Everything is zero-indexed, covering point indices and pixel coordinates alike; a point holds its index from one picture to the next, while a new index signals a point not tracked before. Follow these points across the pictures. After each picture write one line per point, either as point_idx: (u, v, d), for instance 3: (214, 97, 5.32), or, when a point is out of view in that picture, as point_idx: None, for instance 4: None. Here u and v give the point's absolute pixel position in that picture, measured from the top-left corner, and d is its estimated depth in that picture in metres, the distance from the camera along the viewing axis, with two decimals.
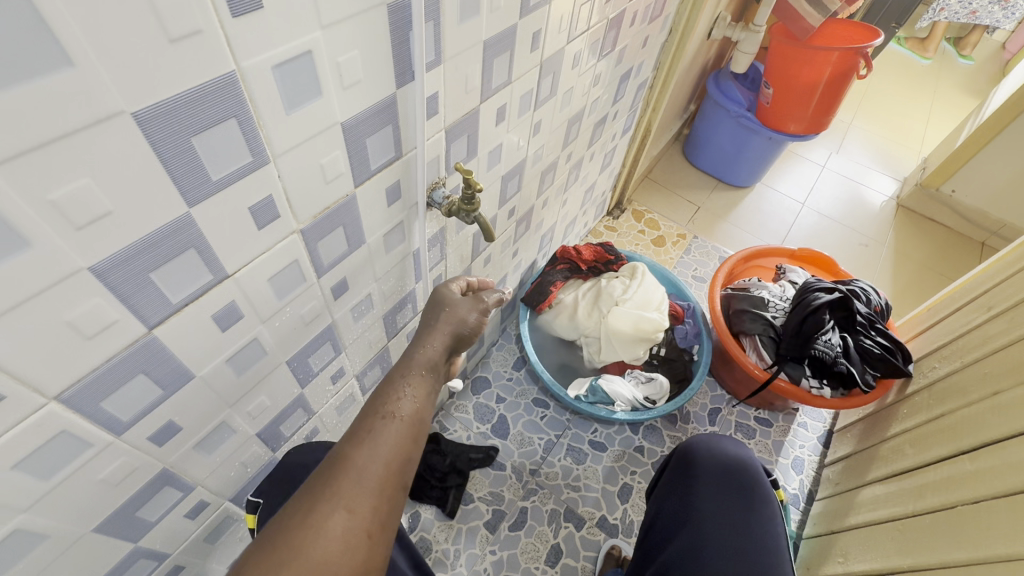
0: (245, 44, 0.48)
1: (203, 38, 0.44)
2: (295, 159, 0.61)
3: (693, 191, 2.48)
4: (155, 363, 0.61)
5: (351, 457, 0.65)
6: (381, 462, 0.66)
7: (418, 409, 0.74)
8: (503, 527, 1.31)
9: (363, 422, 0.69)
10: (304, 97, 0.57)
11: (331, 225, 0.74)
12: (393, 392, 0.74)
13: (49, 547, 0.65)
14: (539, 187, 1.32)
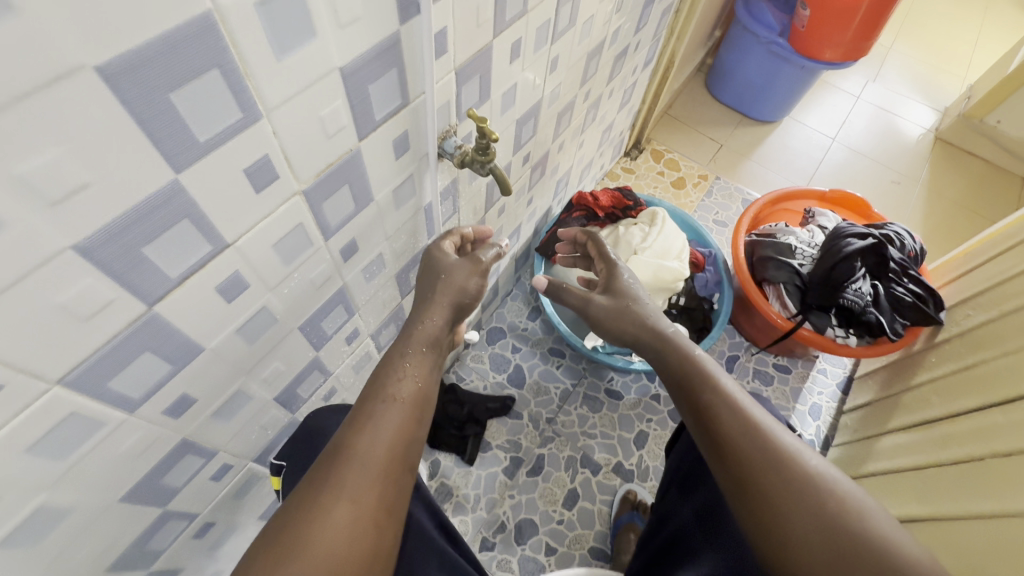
0: (227, 13, 0.55)
1: (179, 13, 0.51)
2: (295, 109, 0.70)
3: (713, 127, 2.39)
4: (161, 343, 0.76)
5: (350, 451, 0.85)
6: (380, 446, 0.87)
7: (413, 390, 0.95)
8: (521, 473, 1.73)
9: (367, 405, 0.90)
10: (286, 41, 0.62)
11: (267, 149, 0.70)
12: (394, 376, 0.95)
13: (75, 522, 0.84)
14: (555, 131, 1.30)
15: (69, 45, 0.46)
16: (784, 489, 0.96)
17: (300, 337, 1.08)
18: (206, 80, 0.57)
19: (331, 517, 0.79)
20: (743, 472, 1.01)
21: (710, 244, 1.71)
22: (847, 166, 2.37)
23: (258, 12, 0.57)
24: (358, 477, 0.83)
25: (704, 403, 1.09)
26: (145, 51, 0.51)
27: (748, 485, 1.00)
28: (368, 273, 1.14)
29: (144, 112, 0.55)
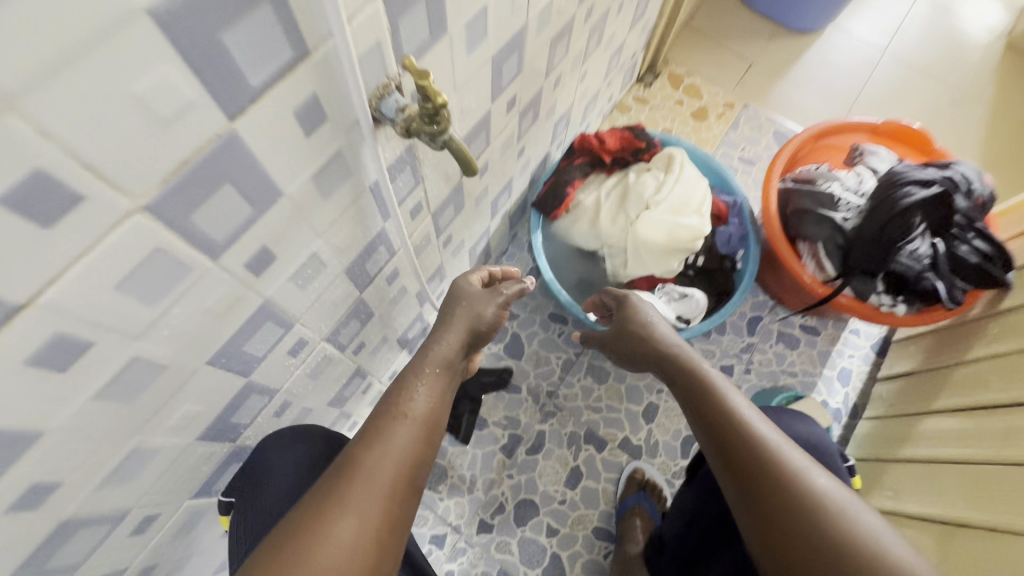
0: (200, 23, 0.27)
1: (200, 105, 0.29)
2: (67, 101, 0.23)
3: (743, 40, 1.57)
4: (67, 544, 0.43)
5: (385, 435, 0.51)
6: (391, 465, 0.49)
7: (429, 415, 0.54)
8: (519, 452, 1.09)
9: (371, 420, 0.52)
10: (234, 71, 0.30)
11: (218, 182, 0.34)
12: (400, 388, 0.56)
13: None
14: (551, 60, 0.79)
15: (45, 101, 0.23)
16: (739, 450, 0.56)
17: (210, 381, 0.47)
18: (92, 202, 0.27)
19: (386, 439, 0.50)
20: (722, 440, 0.58)
21: (738, 184, 1.13)
22: (903, 82, 1.57)
23: (221, 40, 0.28)
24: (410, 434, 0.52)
25: (685, 363, 0.67)
26: (114, 106, 0.25)
27: (736, 458, 0.56)
28: (300, 283, 0.51)
29: (184, 192, 0.32)
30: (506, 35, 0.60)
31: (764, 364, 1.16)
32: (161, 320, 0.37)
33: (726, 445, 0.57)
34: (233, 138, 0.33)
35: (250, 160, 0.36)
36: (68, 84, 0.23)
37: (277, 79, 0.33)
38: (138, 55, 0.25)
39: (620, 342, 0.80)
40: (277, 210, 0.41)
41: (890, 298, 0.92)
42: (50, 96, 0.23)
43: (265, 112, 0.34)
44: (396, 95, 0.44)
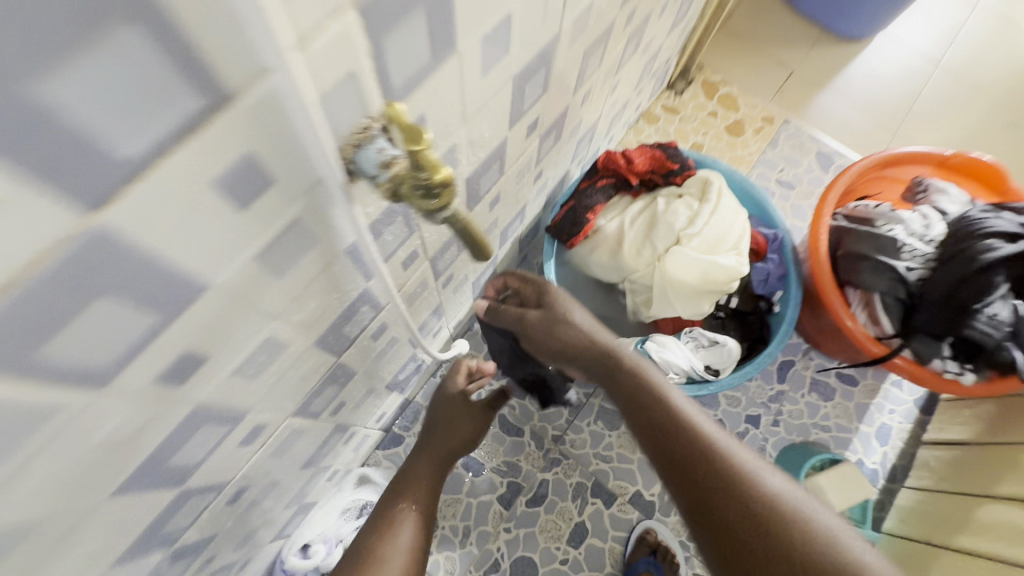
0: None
1: (11, 202, 0.17)
2: None
3: (781, 44, 1.40)
4: None
5: (393, 525, 0.63)
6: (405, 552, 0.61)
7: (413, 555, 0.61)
8: (519, 503, 0.99)
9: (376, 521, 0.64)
10: (75, 140, 0.17)
11: (73, 302, 0.21)
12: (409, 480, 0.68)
13: None
14: (580, 75, 0.66)
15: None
16: (702, 472, 0.46)
17: (131, 504, 0.36)
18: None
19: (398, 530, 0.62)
20: (677, 475, 0.47)
21: (777, 215, 1.01)
22: (956, 101, 1.39)
23: (32, 96, 0.15)
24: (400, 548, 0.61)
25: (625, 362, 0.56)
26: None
27: (691, 480, 0.46)
28: (254, 372, 0.39)
29: (22, 325, 0.20)
30: (531, 52, 0.47)
31: (795, 415, 1.05)
32: (13, 481, 0.25)
33: (646, 402, 0.52)
34: (99, 235, 0.20)
35: (156, 258, 0.24)
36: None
37: (170, 144, 0.20)
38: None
39: (530, 320, 0.62)
40: (202, 305, 0.29)
41: (956, 364, 0.79)
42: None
43: (162, 192, 0.22)
44: (380, 143, 0.31)
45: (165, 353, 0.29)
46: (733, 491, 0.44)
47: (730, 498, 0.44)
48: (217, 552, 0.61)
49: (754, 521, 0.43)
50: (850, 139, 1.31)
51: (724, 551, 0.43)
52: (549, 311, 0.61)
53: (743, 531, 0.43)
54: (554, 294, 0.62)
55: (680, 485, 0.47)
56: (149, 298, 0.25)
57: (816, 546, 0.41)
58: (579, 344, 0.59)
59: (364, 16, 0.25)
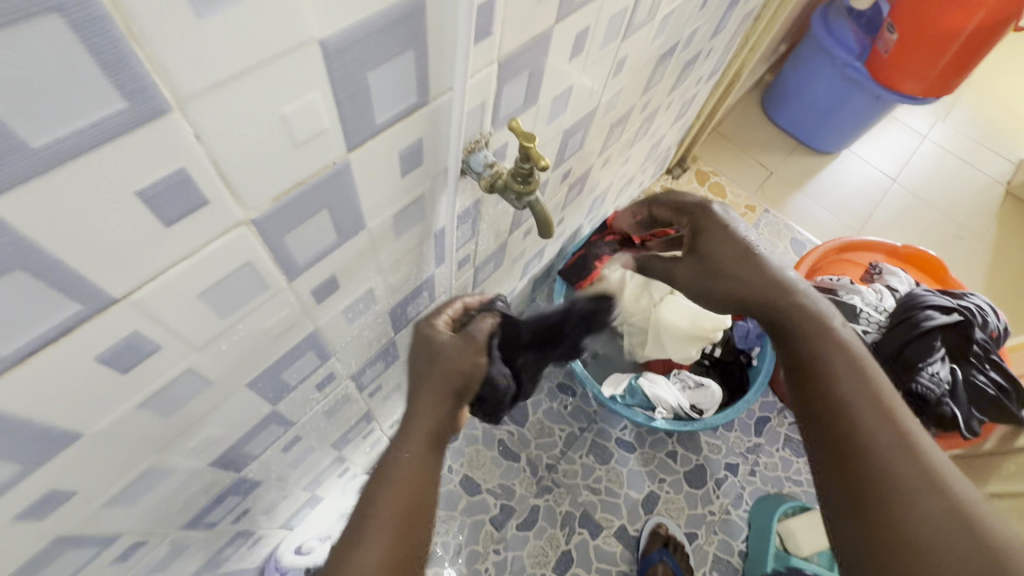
0: (356, 60, 0.28)
1: (330, 134, 0.30)
2: (242, 121, 0.25)
3: (763, 149, 1.65)
4: (64, 559, 0.39)
5: (378, 506, 0.42)
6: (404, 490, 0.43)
7: (410, 511, 0.42)
8: (510, 526, 1.03)
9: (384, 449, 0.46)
10: (368, 106, 0.31)
11: (315, 209, 0.34)
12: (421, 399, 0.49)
13: None
14: (604, 144, 0.83)
15: (205, 108, 0.23)
16: (861, 432, 0.46)
17: (249, 401, 0.45)
18: (210, 207, 0.27)
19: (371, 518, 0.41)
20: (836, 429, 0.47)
21: None
22: (912, 212, 1.62)
23: (366, 79, 0.30)
24: (382, 534, 0.40)
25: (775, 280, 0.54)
26: (268, 124, 0.26)
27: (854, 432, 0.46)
28: (352, 314, 0.50)
29: (294, 211, 0.33)
30: (577, 116, 0.63)
31: (771, 467, 1.13)
32: (224, 334, 0.36)
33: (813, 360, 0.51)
34: (347, 167, 0.33)
35: (358, 193, 0.37)
36: (235, 88, 0.23)
37: (395, 120, 0.34)
38: (296, 82, 0.26)
39: (681, 267, 0.58)
40: (356, 241, 0.41)
41: None
42: (227, 98, 0.23)
43: (379, 148, 0.35)
44: (485, 151, 0.45)
45: (327, 269, 0.40)
46: (905, 456, 0.44)
47: (898, 457, 0.44)
48: (249, 509, 0.67)
49: (911, 481, 0.42)
50: (820, 232, 1.50)
51: (855, 506, 0.44)
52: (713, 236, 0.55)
53: (908, 492, 0.42)
54: (716, 222, 0.55)
55: (835, 442, 0.47)
56: (342, 220, 0.38)
57: (965, 508, 0.41)
58: (752, 281, 0.54)
59: (499, 66, 0.40)
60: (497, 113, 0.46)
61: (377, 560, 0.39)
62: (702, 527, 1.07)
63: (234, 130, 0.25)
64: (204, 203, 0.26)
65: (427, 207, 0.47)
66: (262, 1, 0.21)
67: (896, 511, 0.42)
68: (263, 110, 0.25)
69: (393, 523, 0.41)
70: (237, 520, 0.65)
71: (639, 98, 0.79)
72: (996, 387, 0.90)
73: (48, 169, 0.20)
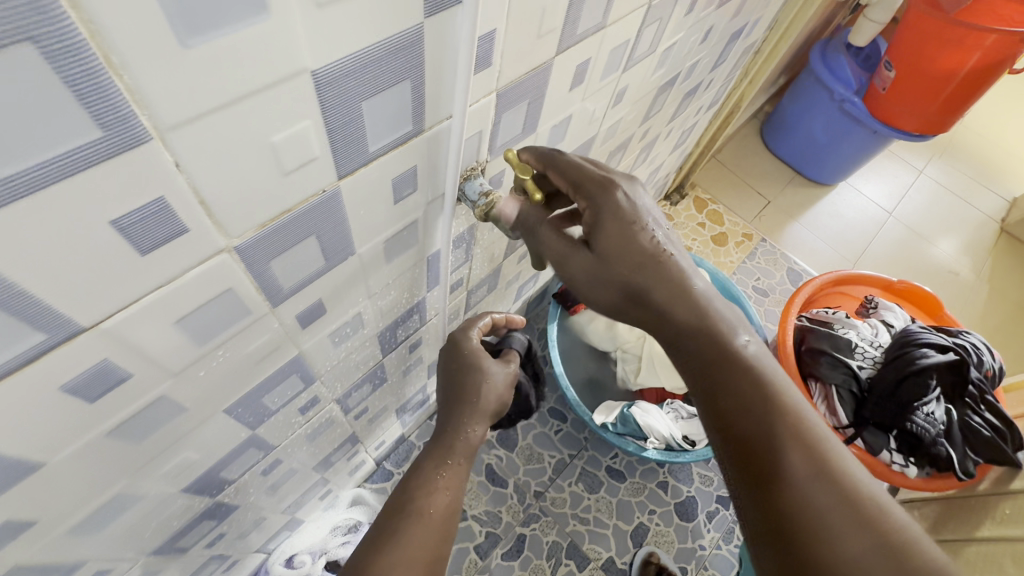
0: (351, 90, 0.28)
1: (321, 162, 0.29)
2: (226, 150, 0.24)
3: (761, 178, 1.66)
4: None
5: (428, 507, 0.45)
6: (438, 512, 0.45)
7: (451, 516, 0.46)
8: (495, 555, 1.00)
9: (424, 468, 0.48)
10: (362, 134, 0.31)
11: (303, 235, 0.33)
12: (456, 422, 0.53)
13: None
14: None
15: (189, 136, 0.22)
16: (776, 455, 0.40)
17: (228, 425, 0.44)
18: (191, 234, 0.26)
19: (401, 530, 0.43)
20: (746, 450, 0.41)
21: (752, 313, 1.16)
22: (907, 246, 1.63)
23: (361, 108, 0.29)
24: (429, 531, 0.44)
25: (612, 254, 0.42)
26: (256, 152, 0.25)
27: (768, 454, 0.40)
28: (339, 338, 0.49)
29: (280, 238, 0.32)
30: (576, 145, 0.63)
31: None
32: (202, 360, 0.34)
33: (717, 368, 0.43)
34: (337, 194, 0.33)
35: (348, 218, 0.36)
36: (221, 117, 0.23)
37: (390, 148, 0.34)
38: (286, 111, 0.25)
39: (575, 256, 0.44)
40: (344, 266, 0.40)
41: (902, 457, 0.90)
42: (212, 127, 0.23)
43: (371, 176, 0.34)
44: (480, 179, 0.45)
45: (314, 293, 0.39)
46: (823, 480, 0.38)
47: (817, 483, 0.38)
48: (227, 535, 0.65)
49: (829, 513, 0.37)
50: (816, 263, 1.51)
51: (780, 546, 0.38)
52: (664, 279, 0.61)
53: (832, 528, 0.37)
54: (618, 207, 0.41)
55: (742, 466, 0.41)
56: (331, 245, 0.37)
57: (892, 539, 0.36)
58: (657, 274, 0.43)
59: (498, 96, 0.40)
60: (495, 142, 0.46)
61: (426, 556, 0.42)
62: (691, 562, 1.04)
63: (219, 158, 0.24)
64: (184, 230, 0.26)
65: (420, 232, 0.46)
66: (252, 32, 0.21)
67: (815, 547, 0.37)
68: (250, 139, 0.25)
69: (437, 524, 0.45)
70: (212, 546, 0.62)
71: (638, 127, 0.79)
72: (992, 429, 0.89)
73: (16, 197, 0.19)
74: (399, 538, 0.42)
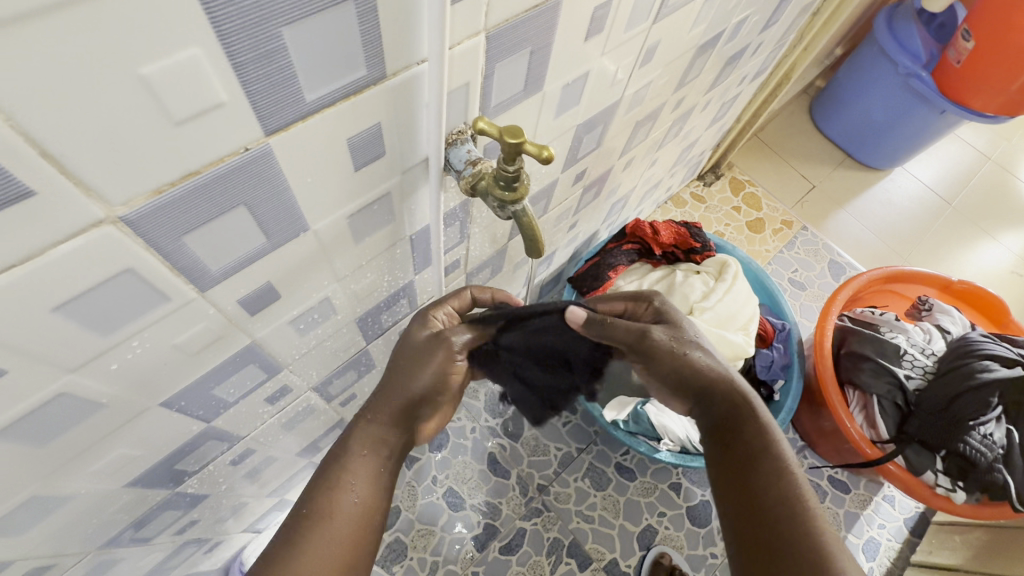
0: (259, 9, 0.20)
1: (232, 109, 0.22)
2: (65, 81, 0.17)
3: (807, 160, 1.52)
4: None
5: (330, 509, 0.41)
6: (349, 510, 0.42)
7: (366, 515, 0.43)
8: (492, 548, 0.96)
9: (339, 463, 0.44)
10: (291, 75, 0.23)
11: (225, 205, 0.26)
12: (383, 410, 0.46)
13: None
14: (627, 144, 0.74)
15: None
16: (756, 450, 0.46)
17: (172, 419, 0.38)
18: (43, 200, 0.20)
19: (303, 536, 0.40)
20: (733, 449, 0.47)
21: (786, 308, 1.05)
22: (968, 240, 1.47)
23: (281, 36, 0.22)
24: (333, 535, 0.40)
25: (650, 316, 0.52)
26: (119, 87, 0.19)
27: (750, 458, 0.46)
28: (304, 325, 0.43)
29: (189, 209, 0.25)
30: (594, 110, 0.54)
31: None
32: (113, 352, 0.29)
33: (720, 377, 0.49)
34: (268, 154, 0.26)
35: (288, 186, 0.29)
36: (40, 29, 0.16)
37: (337, 97, 0.26)
38: (156, 28, 0.18)
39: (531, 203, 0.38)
40: (297, 245, 0.33)
41: (949, 481, 0.81)
42: (28, 44, 0.16)
43: (316, 133, 0.27)
44: (468, 145, 0.37)
45: (257, 275, 0.33)
46: (800, 529, 0.42)
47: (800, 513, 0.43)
48: (204, 520, 0.61)
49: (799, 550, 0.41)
50: (863, 256, 1.38)
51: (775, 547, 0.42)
52: (677, 328, 0.50)
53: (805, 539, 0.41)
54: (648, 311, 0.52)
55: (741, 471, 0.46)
56: (274, 218, 0.30)
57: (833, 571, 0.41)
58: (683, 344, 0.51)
59: (487, 39, 0.32)
60: (489, 102, 0.38)
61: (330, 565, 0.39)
62: (702, 571, 0.97)
63: (57, 90, 0.17)
64: (30, 193, 0.19)
65: (396, 207, 0.39)
66: None
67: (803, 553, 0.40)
68: (105, 65, 0.18)
69: (350, 523, 0.41)
70: (185, 530, 0.59)
71: (669, 94, 0.69)
72: None
73: None
74: (299, 544, 0.39)
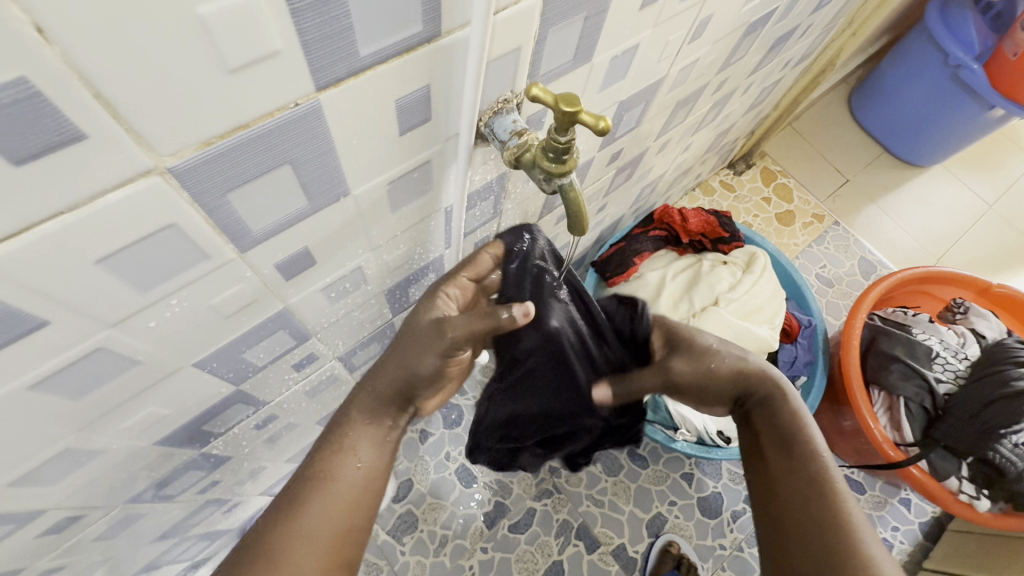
0: None
1: (286, 59, 0.21)
2: (108, 10, 0.16)
3: (841, 153, 1.47)
4: None
5: (334, 472, 0.40)
6: (356, 472, 0.40)
7: (369, 480, 0.41)
8: (501, 527, 0.96)
9: (343, 420, 0.42)
10: (346, 25, 0.22)
11: (272, 162, 0.25)
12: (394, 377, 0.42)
13: None
14: (665, 125, 0.71)
15: None
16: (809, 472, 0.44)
17: (202, 382, 0.38)
18: (96, 144, 0.19)
19: (308, 500, 0.39)
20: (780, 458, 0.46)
21: (814, 304, 1.02)
22: (1005, 243, 1.42)
23: None
24: (331, 499, 0.39)
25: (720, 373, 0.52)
26: (176, 28, 0.18)
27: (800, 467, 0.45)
28: (336, 293, 0.42)
29: (234, 163, 0.24)
30: (637, 87, 0.52)
31: None
32: (151, 310, 0.28)
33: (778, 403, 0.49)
34: (317, 111, 0.25)
35: (329, 149, 0.27)
36: None
37: (390, 56, 0.25)
38: None
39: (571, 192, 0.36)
40: (336, 210, 0.33)
41: (973, 488, 0.80)
42: None
43: (371, 90, 0.26)
44: (513, 115, 0.35)
45: (291, 239, 0.32)
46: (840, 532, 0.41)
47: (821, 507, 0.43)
48: (225, 479, 0.62)
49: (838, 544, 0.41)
50: (897, 256, 1.34)
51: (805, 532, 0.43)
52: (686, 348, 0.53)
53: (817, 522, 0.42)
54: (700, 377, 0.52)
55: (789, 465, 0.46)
56: (315, 179, 0.29)
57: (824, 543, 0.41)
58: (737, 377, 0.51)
59: (545, 0, 0.30)
60: (537, 75, 0.36)
61: (332, 526, 0.39)
62: (709, 561, 0.97)
63: (114, 25, 0.16)
64: (81, 136, 0.18)
65: (433, 176, 0.38)
66: None
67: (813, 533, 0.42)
68: (165, 3, 0.17)
69: (351, 489, 0.40)
70: (205, 490, 0.59)
71: (712, 72, 0.66)
72: None
73: None
74: (301, 507, 0.38)
